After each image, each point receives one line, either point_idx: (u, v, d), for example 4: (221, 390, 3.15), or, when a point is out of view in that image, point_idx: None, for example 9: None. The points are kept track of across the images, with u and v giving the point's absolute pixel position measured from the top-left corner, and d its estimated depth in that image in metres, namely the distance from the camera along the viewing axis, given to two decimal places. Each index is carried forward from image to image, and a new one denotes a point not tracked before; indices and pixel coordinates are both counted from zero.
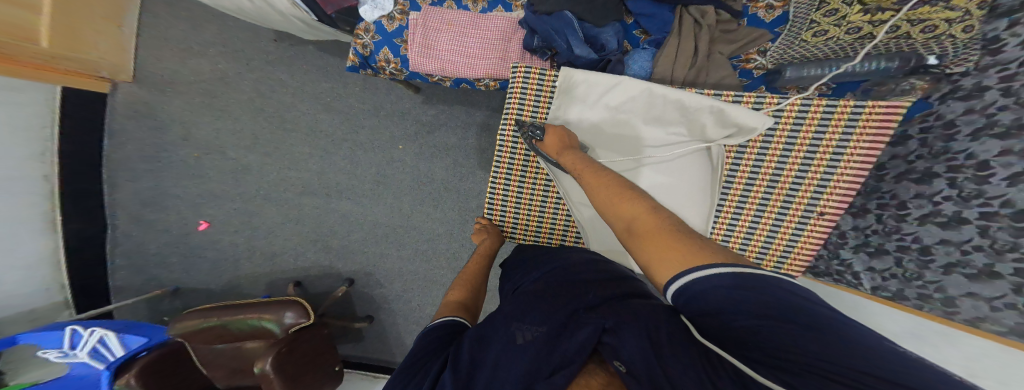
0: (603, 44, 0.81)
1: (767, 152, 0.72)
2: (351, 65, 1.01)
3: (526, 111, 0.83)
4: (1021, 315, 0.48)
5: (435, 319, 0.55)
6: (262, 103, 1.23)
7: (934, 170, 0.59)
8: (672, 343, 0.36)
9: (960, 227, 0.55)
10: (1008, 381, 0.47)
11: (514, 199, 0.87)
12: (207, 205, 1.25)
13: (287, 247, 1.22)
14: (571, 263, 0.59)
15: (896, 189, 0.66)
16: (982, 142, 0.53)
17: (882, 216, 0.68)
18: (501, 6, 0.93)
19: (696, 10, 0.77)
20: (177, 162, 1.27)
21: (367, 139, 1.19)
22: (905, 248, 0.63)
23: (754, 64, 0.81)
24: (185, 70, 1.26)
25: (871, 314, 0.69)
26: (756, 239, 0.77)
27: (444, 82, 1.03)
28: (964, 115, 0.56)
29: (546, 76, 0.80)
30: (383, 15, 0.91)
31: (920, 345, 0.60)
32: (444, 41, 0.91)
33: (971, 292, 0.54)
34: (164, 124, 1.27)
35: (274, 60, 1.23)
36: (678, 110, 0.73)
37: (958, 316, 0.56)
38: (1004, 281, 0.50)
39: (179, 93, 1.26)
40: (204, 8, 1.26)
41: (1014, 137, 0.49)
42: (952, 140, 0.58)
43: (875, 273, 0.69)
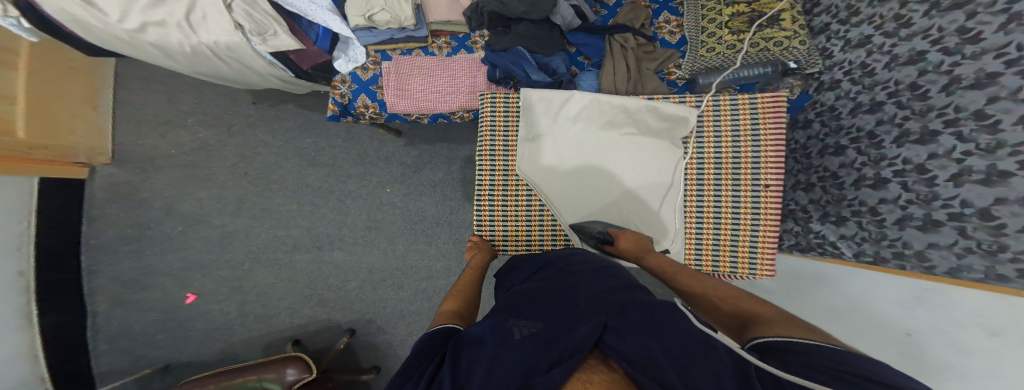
0: (554, 69, 0.89)
1: (704, 145, 0.84)
2: (331, 114, 1.05)
3: (497, 143, 0.90)
4: (984, 258, 0.51)
5: (432, 327, 0.54)
6: (246, 166, 1.24)
7: (842, 143, 0.76)
8: (688, 355, 0.40)
9: (887, 186, 0.66)
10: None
11: (501, 218, 0.90)
12: (194, 276, 1.21)
13: (281, 306, 1.18)
14: (562, 267, 0.65)
15: (822, 163, 0.82)
16: (861, 117, 0.72)
17: (825, 187, 0.80)
18: (464, 50, 1.00)
19: (619, 37, 0.88)
20: (160, 238, 1.24)
21: (355, 187, 1.21)
22: (858, 213, 0.72)
23: (676, 76, 0.91)
24: (165, 144, 1.27)
25: (874, 290, 0.66)
26: (725, 221, 0.83)
27: (423, 120, 1.07)
28: (838, 100, 0.78)
29: (512, 101, 0.89)
30: (356, 66, 0.99)
31: (925, 307, 0.57)
32: (417, 83, 0.96)
33: (930, 243, 0.58)
34: (145, 200, 1.25)
35: (255, 122, 1.26)
36: (624, 112, 0.83)
37: (937, 269, 0.57)
38: (948, 228, 0.55)
39: (160, 168, 1.27)
40: (181, 83, 1.31)
41: (878, 111, 0.68)
42: (840, 118, 0.77)
43: (849, 239, 0.74)
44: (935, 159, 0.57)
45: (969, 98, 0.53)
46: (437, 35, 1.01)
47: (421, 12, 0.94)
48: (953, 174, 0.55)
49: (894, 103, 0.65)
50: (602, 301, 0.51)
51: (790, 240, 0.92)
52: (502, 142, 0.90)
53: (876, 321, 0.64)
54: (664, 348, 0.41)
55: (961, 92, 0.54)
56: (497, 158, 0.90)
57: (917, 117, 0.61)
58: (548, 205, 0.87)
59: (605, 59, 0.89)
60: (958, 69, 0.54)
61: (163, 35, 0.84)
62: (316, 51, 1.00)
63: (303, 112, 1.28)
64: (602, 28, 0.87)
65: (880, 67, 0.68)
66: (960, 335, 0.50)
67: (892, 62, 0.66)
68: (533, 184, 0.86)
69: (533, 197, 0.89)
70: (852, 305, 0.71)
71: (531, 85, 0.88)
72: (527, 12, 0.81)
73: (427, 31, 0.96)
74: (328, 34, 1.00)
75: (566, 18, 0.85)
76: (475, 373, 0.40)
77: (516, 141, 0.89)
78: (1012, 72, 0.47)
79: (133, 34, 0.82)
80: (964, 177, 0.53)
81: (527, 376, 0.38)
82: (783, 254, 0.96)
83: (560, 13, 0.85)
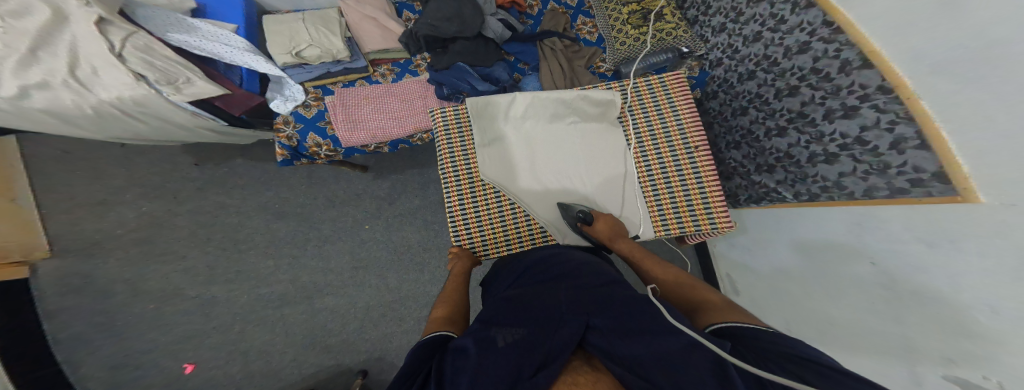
0: (497, 78, 0.94)
1: (637, 121, 0.88)
2: (282, 159, 0.99)
3: (457, 154, 0.87)
4: (880, 177, 0.64)
5: (425, 336, 0.57)
6: (206, 231, 1.23)
7: (742, 105, 0.93)
8: (669, 355, 0.42)
9: (786, 134, 0.82)
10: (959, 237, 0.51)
11: (476, 223, 0.85)
12: (187, 346, 1.16)
13: (286, 361, 1.13)
14: (537, 268, 0.70)
15: (737, 124, 0.96)
16: (746, 84, 0.90)
17: (747, 144, 0.94)
18: (408, 74, 0.99)
19: (548, 41, 0.98)
20: (136, 321, 1.18)
21: (331, 230, 1.23)
22: (780, 159, 0.85)
23: (603, 68, 1.02)
24: (110, 225, 1.24)
25: (824, 222, 0.77)
26: (677, 191, 0.84)
27: (383, 149, 1.03)
28: (724, 73, 0.96)
29: (461, 112, 0.88)
30: (298, 104, 0.93)
31: (871, 232, 0.66)
32: (367, 112, 0.93)
33: (839, 172, 0.72)
34: (106, 288, 1.20)
35: (204, 184, 1.26)
36: (562, 104, 0.87)
37: (853, 194, 0.70)
38: (844, 158, 0.70)
39: (112, 251, 1.22)
40: (112, 163, 1.28)
41: (753, 77, 0.87)
42: (733, 86, 0.94)
43: (784, 183, 0.86)
44: (812, 105, 0.74)
45: (800, 60, 0.74)
46: (378, 65, 1.00)
47: (356, 47, 0.97)
48: (826, 113, 0.72)
49: (761, 70, 0.84)
50: (577, 301, 0.55)
51: (745, 193, 1.00)
52: (464, 161, 0.87)
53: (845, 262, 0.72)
54: (649, 349, 0.44)
55: (797, 57, 0.74)
56: (460, 168, 0.87)
57: (781, 77, 0.80)
58: (516, 201, 0.84)
59: (540, 63, 0.97)
60: (786, 41, 0.76)
61: (51, 99, 0.79)
62: (245, 94, 0.99)
63: (253, 164, 1.29)
64: (531, 36, 0.96)
65: (741, 44, 0.88)
66: (905, 252, 0.60)
67: (746, 41, 0.87)
68: (499, 186, 0.83)
69: (500, 198, 0.85)
70: (814, 245, 0.80)
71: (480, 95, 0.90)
72: (459, 31, 0.90)
73: (365, 61, 0.97)
74: (253, 76, 1.01)
75: (497, 31, 0.94)
76: (459, 378, 0.43)
77: (473, 148, 0.87)
78: (816, 40, 0.69)
79: (15, 102, 0.77)
80: (832, 115, 0.71)
81: (514, 380, 0.41)
82: (744, 208, 1.04)
83: (491, 28, 0.95)
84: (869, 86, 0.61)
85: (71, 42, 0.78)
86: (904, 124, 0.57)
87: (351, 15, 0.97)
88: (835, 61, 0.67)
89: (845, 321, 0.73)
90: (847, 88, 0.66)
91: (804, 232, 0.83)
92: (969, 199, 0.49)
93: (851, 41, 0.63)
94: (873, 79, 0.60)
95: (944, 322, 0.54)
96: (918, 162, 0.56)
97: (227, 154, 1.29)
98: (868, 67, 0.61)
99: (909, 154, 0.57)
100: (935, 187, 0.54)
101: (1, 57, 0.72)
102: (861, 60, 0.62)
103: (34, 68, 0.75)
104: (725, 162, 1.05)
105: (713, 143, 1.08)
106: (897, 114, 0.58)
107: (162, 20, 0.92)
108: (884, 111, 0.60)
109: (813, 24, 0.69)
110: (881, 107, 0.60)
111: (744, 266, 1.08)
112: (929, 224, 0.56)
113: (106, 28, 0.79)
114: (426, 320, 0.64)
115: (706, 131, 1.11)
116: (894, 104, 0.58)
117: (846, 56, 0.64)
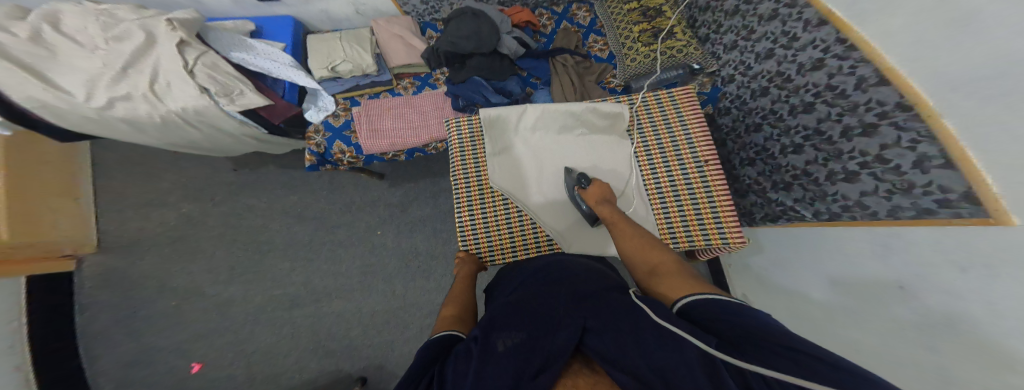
0: (510, 91, 0.99)
1: (645, 135, 0.89)
2: (309, 164, 1.07)
3: (468, 162, 0.91)
4: (904, 195, 0.61)
5: (434, 334, 0.57)
6: (233, 232, 1.31)
7: (755, 121, 0.92)
8: (664, 348, 0.42)
9: (802, 152, 0.81)
10: (999, 265, 0.47)
11: (483, 228, 0.86)
12: (199, 345, 1.18)
13: (288, 363, 1.13)
14: (540, 273, 0.69)
15: (751, 140, 0.95)
16: (759, 100, 0.89)
17: (762, 160, 0.93)
18: (428, 87, 1.07)
19: (561, 58, 1.04)
20: (158, 316, 1.23)
21: (346, 234, 1.27)
22: (798, 177, 0.83)
23: (614, 84, 1.07)
24: (150, 223, 1.34)
25: (846, 241, 0.74)
26: (686, 205, 0.82)
27: (400, 157, 1.09)
28: (737, 88, 0.97)
29: (474, 124, 0.92)
30: (328, 114, 1.02)
31: (899, 254, 0.63)
32: (388, 122, 1.00)
33: (861, 191, 0.69)
34: (137, 282, 1.28)
35: (237, 187, 1.36)
36: (571, 116, 0.89)
37: (878, 213, 0.66)
38: (865, 176, 0.68)
39: (148, 248, 1.32)
40: (162, 166, 1.42)
41: (766, 94, 0.87)
42: (747, 103, 0.94)
43: (803, 202, 0.83)
44: (829, 122, 0.73)
45: (814, 76, 0.74)
46: (401, 78, 1.09)
47: (383, 62, 1.07)
48: (844, 130, 0.70)
49: (775, 87, 0.84)
50: (578, 305, 0.53)
51: (760, 211, 0.98)
52: (475, 170, 0.90)
53: (876, 293, 0.66)
54: (644, 351, 0.42)
55: (810, 73, 0.74)
56: (471, 175, 0.90)
57: (794, 94, 0.79)
58: (524, 209, 0.85)
59: (552, 77, 1.03)
60: (799, 58, 0.77)
61: (131, 110, 0.93)
62: (286, 104, 1.08)
63: (284, 170, 1.38)
64: (545, 52, 1.04)
65: (754, 61, 0.89)
66: (942, 279, 0.55)
67: (758, 58, 0.88)
68: (508, 194, 0.85)
69: (509, 205, 0.87)
70: (838, 268, 0.76)
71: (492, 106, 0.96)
72: (476, 48, 0.96)
73: (390, 75, 1.06)
74: (294, 89, 1.11)
75: (511, 48, 0.99)
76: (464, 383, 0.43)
77: (484, 156, 0.90)
78: (830, 57, 0.69)
79: (102, 112, 0.91)
80: (850, 133, 0.69)
81: (517, 383, 0.41)
82: (759, 227, 1.01)
83: (506, 45, 1.00)
84: (887, 102, 0.60)
85: (155, 61, 0.94)
86: (927, 142, 0.55)
87: (381, 34, 1.08)
88: (851, 78, 0.66)
89: (869, 349, 0.67)
90: (864, 106, 0.65)
91: (827, 252, 0.78)
92: (1002, 220, 0.46)
93: (865, 57, 0.62)
94: (891, 96, 0.59)
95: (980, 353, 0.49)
96: (945, 182, 0.54)
97: (261, 160, 1.40)
98: (886, 83, 0.60)
99: (936, 174, 0.55)
100: (964, 209, 0.52)
101: (99, 73, 0.90)
102: (877, 76, 0.61)
103: (122, 84, 0.91)
104: (739, 180, 1.04)
105: (727, 159, 1.07)
106: (919, 132, 0.56)
107: (227, 40, 1.07)
108: (904, 129, 0.58)
109: (826, 41, 0.70)
110: (901, 124, 0.59)
111: (762, 288, 1.02)
112: (964, 250, 0.52)
113: (184, 49, 0.95)
114: (434, 319, 0.64)
115: (718, 148, 1.10)
116: (915, 121, 0.56)
117: (861, 73, 0.64)
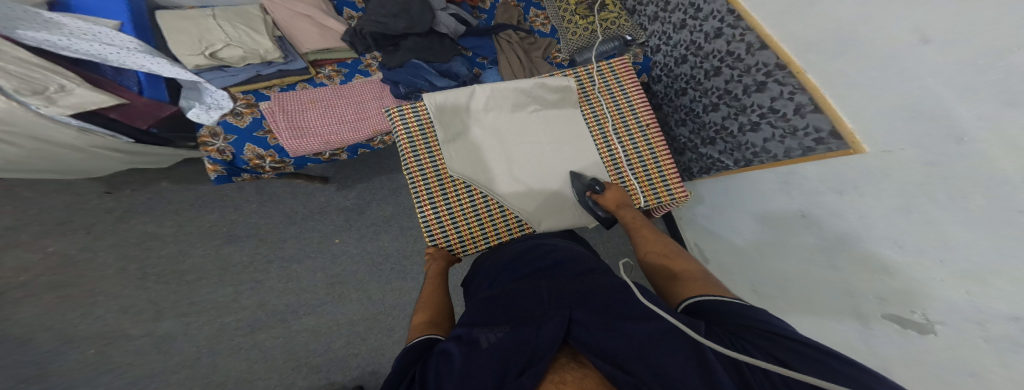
0: (456, 73, 0.93)
1: (594, 106, 0.90)
2: (217, 175, 0.90)
3: (421, 154, 0.83)
4: (791, 143, 0.74)
5: (410, 342, 0.55)
6: (141, 266, 1.11)
7: (680, 85, 1.00)
8: (658, 345, 0.41)
9: (719, 108, 0.90)
10: (866, 190, 0.60)
11: (451, 221, 0.82)
12: (149, 386, 1.03)
13: (269, 387, 1.06)
14: (519, 264, 0.68)
15: (680, 103, 1.03)
16: (681, 66, 0.97)
17: (691, 120, 1.02)
18: (358, 74, 0.97)
19: (505, 34, 0.99)
20: (71, 370, 1.01)
21: (297, 248, 1.17)
22: (720, 131, 0.93)
23: (560, 58, 1.06)
24: (7, 271, 1.05)
25: (758, 181, 0.87)
26: (636, 167, 0.87)
27: (340, 156, 0.96)
28: (663, 57, 1.03)
29: (421, 111, 0.84)
30: (224, 112, 0.84)
31: (791, 191, 0.78)
32: (313, 117, 0.88)
33: (764, 139, 0.81)
34: (21, 340, 1.02)
35: (126, 213, 1.14)
36: (522, 93, 0.87)
37: (777, 156, 0.79)
38: (764, 127, 0.79)
39: (21, 299, 1.04)
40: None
41: (686, 59, 0.94)
42: (672, 70, 1.01)
43: (725, 152, 0.94)
44: (733, 82, 0.82)
45: (717, 43, 0.83)
46: (320, 66, 0.96)
47: (290, 47, 0.93)
48: (743, 89, 0.80)
49: (691, 54, 0.92)
50: (560, 294, 0.53)
51: (696, 165, 1.08)
52: (432, 164, 0.83)
53: (783, 223, 0.82)
54: (631, 343, 0.42)
55: (714, 41, 0.83)
56: (427, 168, 0.82)
57: (705, 58, 0.88)
58: (490, 195, 0.83)
59: (498, 56, 0.99)
60: (705, 25, 0.84)
61: None
62: (150, 103, 0.88)
63: (188, 186, 1.19)
64: (487, 29, 0.98)
65: (674, 29, 0.95)
66: (829, 203, 0.68)
67: (675, 28, 0.95)
68: (470, 181, 0.81)
69: (474, 193, 0.83)
70: (754, 205, 0.91)
71: (439, 90, 0.88)
72: (409, 27, 0.88)
73: (304, 61, 0.92)
74: (155, 81, 0.90)
75: (450, 26, 0.93)
76: (447, 382, 0.41)
77: (438, 144, 0.83)
78: (726, 26, 0.78)
79: None
80: (748, 90, 0.79)
81: (502, 382, 0.39)
82: (699, 179, 1.11)
83: (443, 23, 0.93)
84: (769, 64, 0.71)
85: None
86: (801, 93, 0.67)
87: (281, 13, 0.93)
88: (742, 44, 0.76)
89: (793, 270, 0.83)
90: (754, 67, 0.75)
91: (751, 191, 0.91)
92: (857, 149, 0.59)
93: (749, 27, 0.73)
94: (772, 58, 0.70)
95: (867, 263, 0.64)
96: (817, 124, 0.65)
97: (148, 178, 1.18)
98: (766, 48, 0.71)
99: (810, 118, 0.67)
100: (832, 144, 0.64)
101: None
102: (759, 42, 0.72)
103: None
104: (676, 139, 1.12)
105: (663, 122, 1.14)
106: (794, 86, 0.68)
107: (1, 12, 0.71)
108: (783, 85, 0.70)
109: (721, 12, 0.79)
110: (781, 81, 0.70)
111: (709, 232, 1.16)
112: (839, 181, 0.65)
113: None
114: (408, 327, 0.62)
115: (656, 112, 1.15)
116: (790, 78, 0.68)
117: (749, 40, 0.74)
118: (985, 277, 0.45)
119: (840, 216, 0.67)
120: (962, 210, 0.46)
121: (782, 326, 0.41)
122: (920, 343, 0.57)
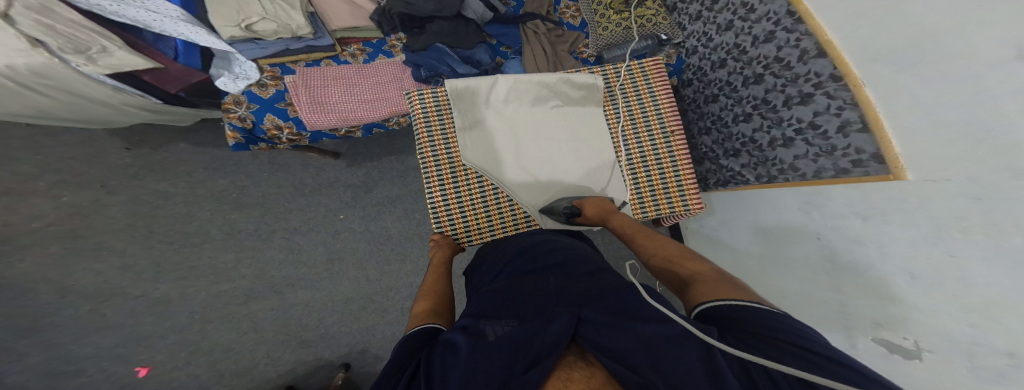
0: (479, 60, 0.97)
1: (618, 105, 0.91)
2: (236, 142, 0.95)
3: (436, 138, 0.85)
4: (825, 160, 0.71)
5: (411, 331, 0.53)
6: (147, 224, 1.14)
7: (713, 92, 0.99)
8: (671, 347, 0.39)
9: (750, 119, 0.89)
10: (891, 214, 0.58)
11: (458, 208, 0.83)
12: (138, 347, 1.05)
13: (256, 357, 1.07)
14: (528, 258, 0.68)
15: (709, 110, 1.03)
16: (717, 71, 0.96)
17: (717, 129, 1.01)
18: (382, 55, 1.01)
19: (532, 24, 1.02)
20: (68, 320, 1.04)
21: (301, 221, 1.19)
22: (745, 144, 0.92)
23: (586, 54, 1.09)
24: (20, 218, 1.09)
25: (778, 200, 0.86)
26: (654, 174, 0.87)
27: (355, 133, 1.01)
28: (700, 60, 1.02)
29: (441, 97, 0.86)
30: (250, 82, 0.88)
31: (811, 210, 0.75)
32: (334, 94, 0.91)
33: (794, 156, 0.79)
34: (26, 287, 1.05)
35: (141, 170, 1.17)
36: (544, 87, 0.87)
37: (805, 174, 0.77)
38: (799, 142, 0.77)
39: (31, 247, 1.08)
40: (20, 148, 1.13)
41: (726, 64, 0.92)
42: (707, 74, 1.00)
43: (748, 166, 0.93)
44: (775, 92, 0.80)
45: (766, 48, 0.80)
46: (346, 44, 1.00)
47: (320, 23, 0.95)
48: (786, 100, 0.78)
49: (732, 59, 0.90)
50: (569, 292, 0.52)
51: (713, 177, 1.07)
52: (445, 150, 0.85)
53: (795, 240, 0.81)
54: (638, 341, 0.41)
55: (763, 45, 0.80)
56: (440, 153, 0.84)
57: (748, 65, 0.86)
58: (500, 186, 0.83)
59: (523, 46, 1.01)
60: (755, 28, 0.81)
61: None
62: (183, 69, 0.91)
63: (204, 149, 1.22)
64: (514, 18, 1.00)
65: (717, 31, 0.93)
66: (851, 226, 0.66)
67: (719, 29, 0.93)
68: (483, 172, 0.83)
69: (484, 183, 0.84)
70: (769, 222, 0.89)
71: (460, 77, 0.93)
72: (437, 10, 0.92)
73: (330, 39, 0.96)
74: (191, 48, 0.92)
75: (478, 12, 0.97)
76: (450, 373, 0.39)
77: (455, 131, 0.85)
78: (779, 30, 0.75)
79: None
80: (790, 101, 0.77)
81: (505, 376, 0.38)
82: (713, 191, 1.11)
83: (471, 8, 0.97)
84: (822, 74, 0.68)
85: None
86: (850, 109, 0.64)
87: None
88: (796, 50, 0.73)
89: (796, 292, 0.82)
90: (804, 76, 0.72)
91: (769, 208, 0.89)
92: (898, 176, 0.56)
93: (809, 31, 0.68)
94: (826, 67, 0.66)
95: (876, 288, 0.61)
96: (860, 144, 0.63)
97: (166, 138, 1.21)
98: (822, 56, 0.67)
99: (854, 137, 0.64)
100: (872, 167, 0.61)
101: None
102: (816, 49, 0.68)
103: None
104: (697, 148, 1.12)
105: (687, 128, 1.15)
106: (845, 100, 0.64)
107: None
108: (833, 98, 0.67)
109: (778, 14, 0.75)
110: (832, 94, 0.67)
111: (714, 246, 1.15)
112: (865, 200, 0.63)
113: None
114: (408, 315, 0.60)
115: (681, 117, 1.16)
116: (842, 91, 0.64)
117: (805, 45, 0.70)
118: (994, 311, 0.44)
119: (859, 237, 0.64)
120: (989, 245, 0.44)
121: (799, 330, 0.38)
122: (910, 371, 0.57)
